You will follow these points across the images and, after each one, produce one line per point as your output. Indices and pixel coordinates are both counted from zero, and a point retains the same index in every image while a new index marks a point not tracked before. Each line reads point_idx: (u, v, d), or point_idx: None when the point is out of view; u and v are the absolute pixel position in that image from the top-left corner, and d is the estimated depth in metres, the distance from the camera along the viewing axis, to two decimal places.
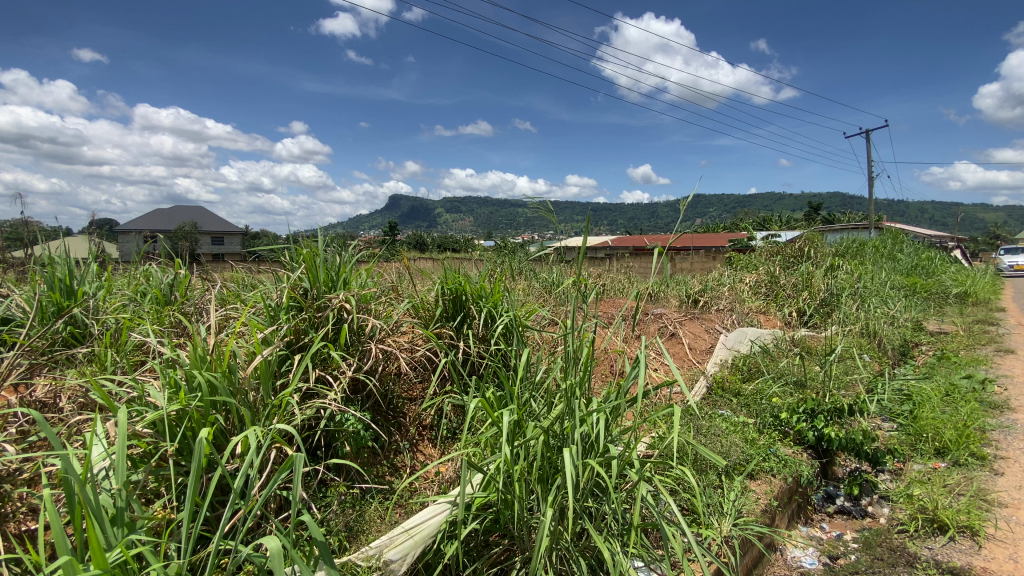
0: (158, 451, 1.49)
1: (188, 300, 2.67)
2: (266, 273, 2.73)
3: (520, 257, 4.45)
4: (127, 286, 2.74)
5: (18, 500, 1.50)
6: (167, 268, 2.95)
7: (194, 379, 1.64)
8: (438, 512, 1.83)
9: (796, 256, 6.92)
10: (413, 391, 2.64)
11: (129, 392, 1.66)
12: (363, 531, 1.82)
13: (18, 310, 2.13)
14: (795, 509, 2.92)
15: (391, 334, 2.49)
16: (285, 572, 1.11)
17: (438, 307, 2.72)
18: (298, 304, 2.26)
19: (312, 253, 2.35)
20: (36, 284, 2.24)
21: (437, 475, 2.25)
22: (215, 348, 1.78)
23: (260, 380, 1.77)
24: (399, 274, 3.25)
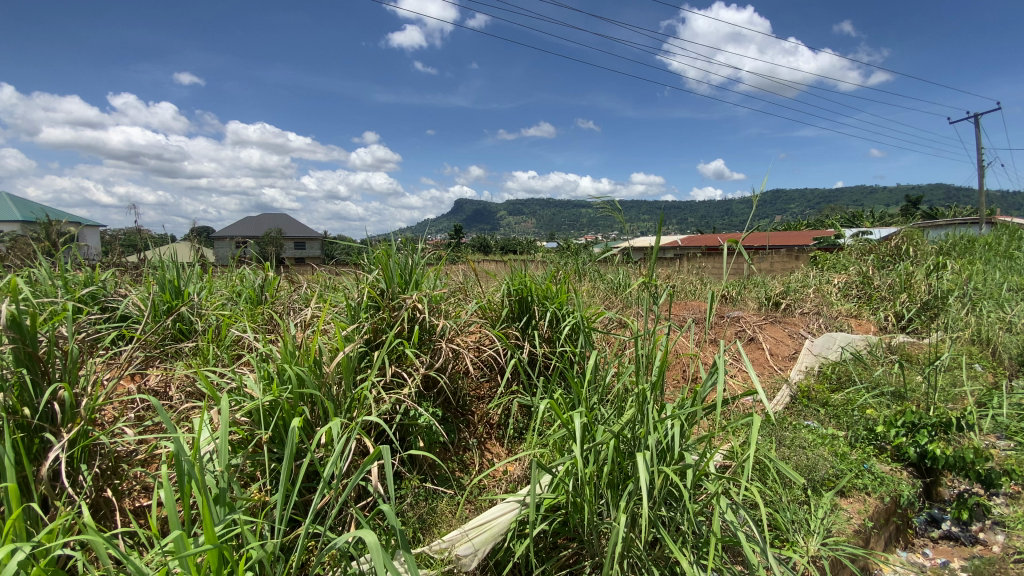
0: (254, 438, 1.61)
1: (276, 301, 2.88)
2: (344, 275, 2.88)
3: (586, 258, 4.39)
4: (224, 287, 2.99)
5: (135, 478, 1.68)
6: (257, 271, 3.19)
7: (285, 372, 1.77)
8: (509, 509, 1.83)
9: (891, 255, 6.32)
10: (481, 389, 2.68)
11: (229, 383, 1.81)
12: (436, 524, 1.87)
13: (136, 308, 2.40)
14: (893, 532, 2.66)
15: (460, 334, 2.55)
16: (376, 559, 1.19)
17: (504, 308, 2.74)
18: (374, 303, 2.37)
19: (388, 255, 2.45)
20: (151, 285, 2.50)
21: (505, 474, 2.25)
22: (302, 344, 1.91)
23: (343, 375, 1.88)
24: (466, 276, 3.32)
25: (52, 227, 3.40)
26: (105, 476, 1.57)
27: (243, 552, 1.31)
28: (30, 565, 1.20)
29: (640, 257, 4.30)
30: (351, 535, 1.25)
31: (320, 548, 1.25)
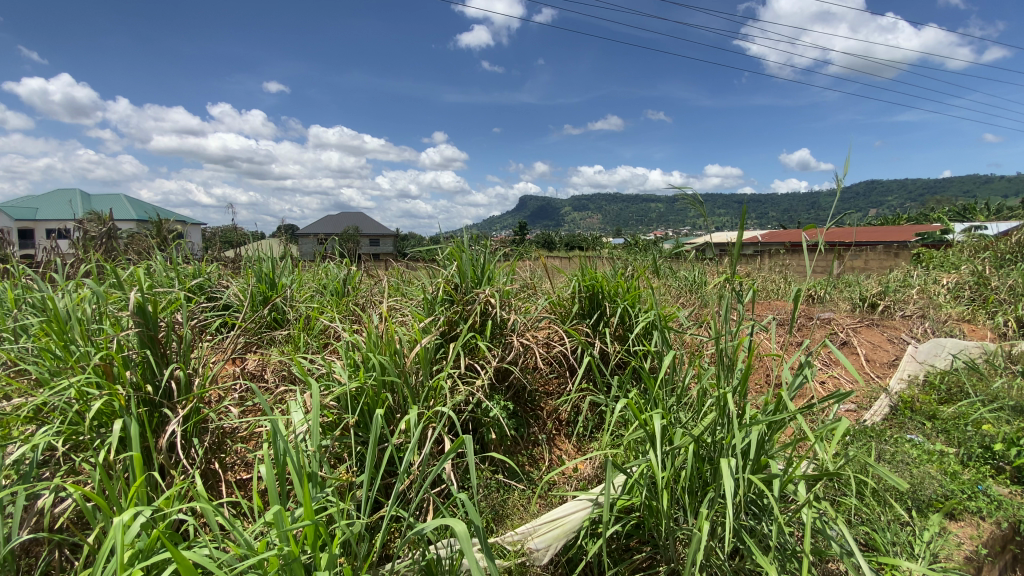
0: (342, 421, 1.72)
1: (357, 294, 3.02)
2: (420, 269, 2.98)
3: (659, 254, 4.24)
4: (311, 280, 3.19)
5: (237, 452, 1.83)
6: (340, 265, 3.37)
7: (370, 360, 1.86)
8: (582, 507, 1.80)
9: (1014, 253, 5.58)
10: (550, 385, 2.65)
11: (319, 369, 1.94)
12: (508, 516, 1.89)
13: (237, 298, 2.62)
14: (1012, 562, 2.36)
15: (530, 329, 2.55)
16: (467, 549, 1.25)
17: (574, 304, 2.70)
18: (449, 297, 2.43)
19: (461, 251, 2.50)
20: (250, 278, 2.72)
21: (575, 472, 2.21)
22: (384, 333, 2.00)
23: (420, 364, 1.94)
24: (535, 272, 3.30)
25: (167, 226, 3.78)
26: (213, 450, 1.73)
27: (331, 529, 1.39)
28: (152, 525, 1.34)
29: (718, 254, 4.09)
30: (438, 522, 1.33)
31: (407, 531, 1.33)
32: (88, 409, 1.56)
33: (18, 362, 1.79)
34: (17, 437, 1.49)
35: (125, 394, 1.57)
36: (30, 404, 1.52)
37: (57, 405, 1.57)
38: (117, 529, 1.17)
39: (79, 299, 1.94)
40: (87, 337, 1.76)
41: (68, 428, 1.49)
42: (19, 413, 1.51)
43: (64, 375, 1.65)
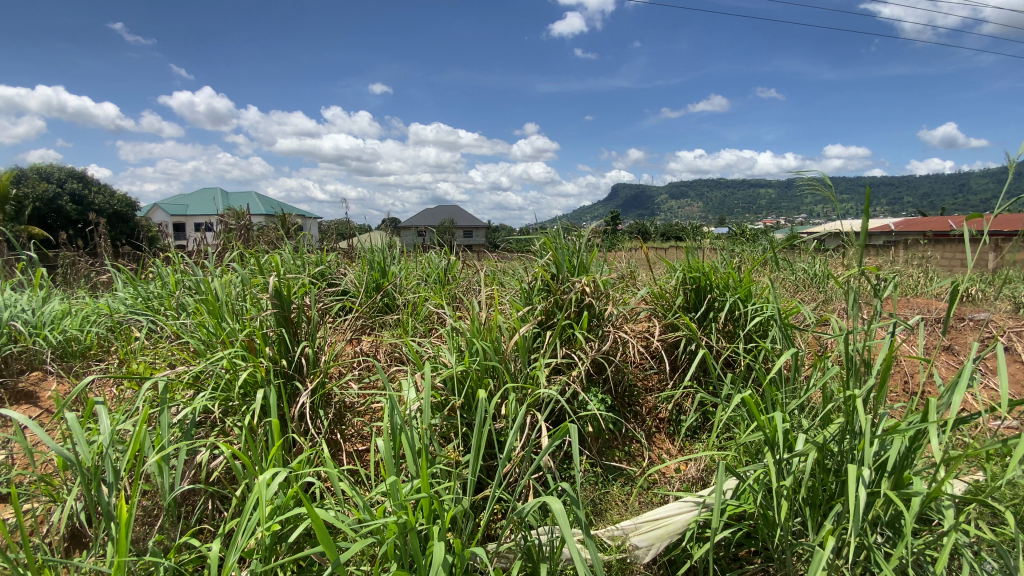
0: (449, 403, 1.80)
1: (457, 284, 3.13)
2: (518, 259, 3.02)
3: (771, 246, 3.91)
4: (415, 269, 3.36)
5: (355, 427, 1.98)
6: (442, 256, 3.53)
7: (473, 346, 1.92)
8: (686, 509, 1.73)
9: None
10: (650, 381, 2.51)
11: (428, 352, 2.04)
12: (607, 510, 1.86)
13: (351, 285, 2.83)
14: None
15: (628, 322, 2.48)
16: (568, 529, 1.30)
17: (678, 297, 2.54)
18: (546, 287, 2.41)
19: (558, 240, 2.47)
20: (364, 266, 2.94)
21: (678, 472, 2.09)
22: (486, 320, 2.06)
23: (520, 352, 1.97)
24: (633, 263, 3.18)
25: (291, 220, 4.20)
26: (335, 422, 1.89)
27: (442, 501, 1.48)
28: (286, 485, 1.49)
29: (842, 245, 3.68)
30: (538, 501, 1.39)
31: (514, 512, 1.37)
32: (235, 378, 1.77)
33: (180, 335, 2.09)
34: (181, 399, 1.74)
35: (266, 366, 1.77)
36: (191, 371, 1.76)
37: (211, 373, 1.80)
38: (261, 486, 1.32)
39: (227, 283, 2.22)
40: (233, 315, 2.00)
41: (221, 395, 1.71)
42: (182, 377, 1.75)
43: (216, 348, 1.89)
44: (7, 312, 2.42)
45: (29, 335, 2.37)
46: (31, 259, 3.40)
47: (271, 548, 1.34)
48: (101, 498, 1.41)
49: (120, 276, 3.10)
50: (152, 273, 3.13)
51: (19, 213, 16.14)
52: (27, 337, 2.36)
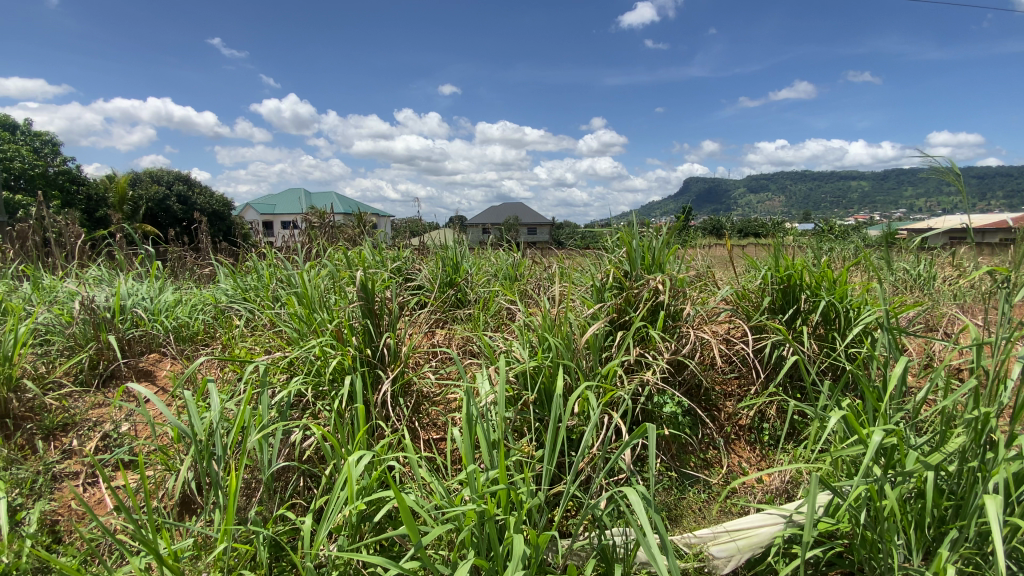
0: (523, 397, 1.82)
1: (527, 280, 3.15)
2: (589, 256, 2.98)
3: (867, 243, 3.59)
4: (486, 265, 3.42)
5: (431, 417, 2.04)
6: (511, 253, 3.56)
7: (546, 342, 1.92)
8: (772, 522, 1.64)
9: None
10: (729, 385, 2.39)
11: (502, 347, 2.06)
12: (683, 516, 1.79)
13: (425, 280, 2.92)
14: None
15: (708, 322, 2.37)
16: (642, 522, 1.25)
17: (764, 298, 2.39)
18: (619, 284, 2.34)
19: (633, 236, 2.40)
20: (438, 262, 3.03)
21: (760, 483, 1.98)
22: (559, 316, 2.05)
23: (593, 351, 1.94)
24: (711, 261, 3.04)
25: (368, 218, 4.41)
26: (413, 412, 1.97)
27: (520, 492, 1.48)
28: (371, 468, 1.58)
29: (953, 243, 3.31)
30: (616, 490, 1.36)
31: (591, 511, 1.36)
32: (326, 365, 1.91)
33: (275, 323, 2.27)
34: (277, 382, 1.88)
35: (352, 354, 1.89)
36: (288, 358, 1.91)
37: (304, 359, 1.95)
38: (350, 467, 1.41)
39: (316, 276, 2.38)
40: (322, 306, 2.14)
41: (313, 380, 1.84)
42: (279, 363, 1.90)
43: (307, 337, 2.03)
44: (131, 299, 2.73)
45: (148, 320, 2.66)
46: (149, 253, 3.82)
47: (357, 526, 1.43)
48: (211, 469, 1.57)
49: (221, 269, 3.41)
50: (248, 266, 3.41)
51: (134, 212, 18.11)
52: (147, 322, 2.65)
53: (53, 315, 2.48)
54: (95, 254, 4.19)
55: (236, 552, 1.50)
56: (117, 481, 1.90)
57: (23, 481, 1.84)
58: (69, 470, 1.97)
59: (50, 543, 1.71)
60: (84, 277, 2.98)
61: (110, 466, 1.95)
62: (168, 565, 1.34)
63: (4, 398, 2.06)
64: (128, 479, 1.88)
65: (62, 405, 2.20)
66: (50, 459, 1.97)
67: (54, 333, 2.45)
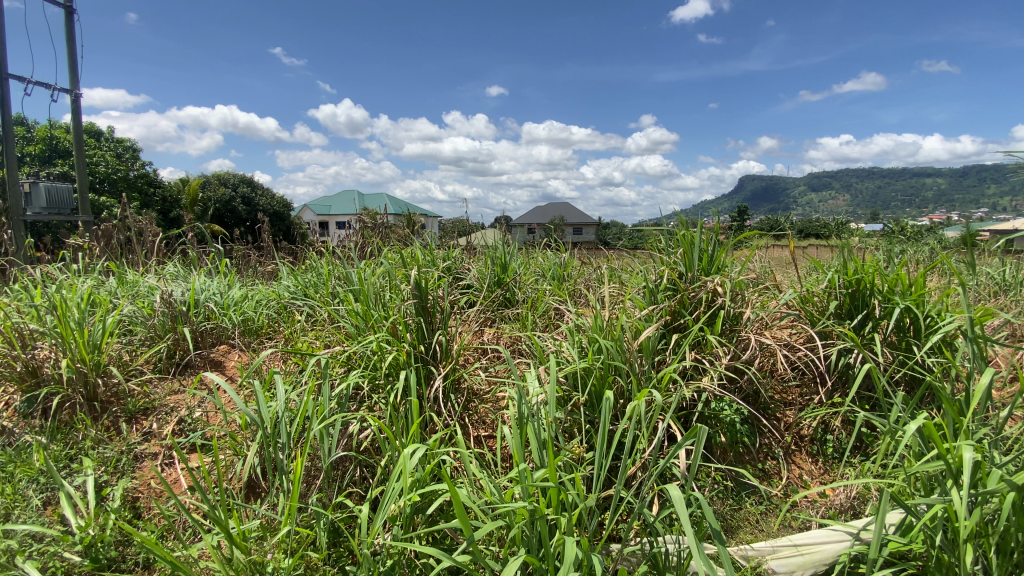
0: (574, 398, 1.81)
1: (576, 280, 3.13)
2: (640, 256, 2.93)
3: (943, 246, 3.35)
4: (535, 265, 3.43)
5: (481, 415, 2.07)
6: (560, 253, 3.55)
7: (598, 343, 1.90)
8: (838, 539, 1.57)
9: None
10: (790, 394, 2.28)
11: (552, 347, 2.06)
12: (739, 527, 1.73)
13: (475, 280, 2.96)
14: None
15: (768, 327, 2.27)
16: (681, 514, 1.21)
17: (830, 302, 2.26)
18: (674, 286, 2.28)
19: (689, 237, 2.33)
20: (487, 261, 3.07)
21: (823, 497, 1.88)
22: (610, 318, 2.03)
23: (646, 354, 1.90)
24: (770, 263, 2.91)
25: (418, 218, 4.52)
26: (464, 409, 2.00)
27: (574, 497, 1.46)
28: (424, 461, 1.63)
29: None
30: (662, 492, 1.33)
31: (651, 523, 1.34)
32: (382, 360, 1.98)
33: (334, 320, 2.37)
34: (336, 375, 1.97)
35: (406, 350, 1.95)
36: (347, 352, 2.00)
37: (362, 354, 2.03)
38: (405, 459, 1.45)
39: (372, 274, 2.46)
40: (378, 303, 2.22)
41: (370, 374, 1.91)
42: (339, 357, 1.99)
43: (364, 333, 2.11)
44: (204, 294, 2.93)
45: (219, 314, 2.84)
46: (218, 251, 4.07)
47: (411, 518, 1.47)
48: (277, 455, 1.65)
49: (284, 267, 3.59)
50: (307, 264, 3.57)
51: (203, 213, 19.36)
52: (218, 316, 2.83)
53: (137, 307, 2.69)
54: (170, 251, 4.50)
55: (297, 536, 1.58)
56: (192, 463, 2.04)
57: (110, 460, 2.01)
58: (149, 451, 2.12)
59: (133, 517, 1.85)
60: (163, 273, 3.22)
61: (185, 448, 2.10)
62: (237, 544, 1.43)
63: (94, 382, 2.25)
64: (201, 462, 2.01)
65: (143, 391, 2.39)
66: (133, 440, 2.13)
67: (137, 324, 2.65)
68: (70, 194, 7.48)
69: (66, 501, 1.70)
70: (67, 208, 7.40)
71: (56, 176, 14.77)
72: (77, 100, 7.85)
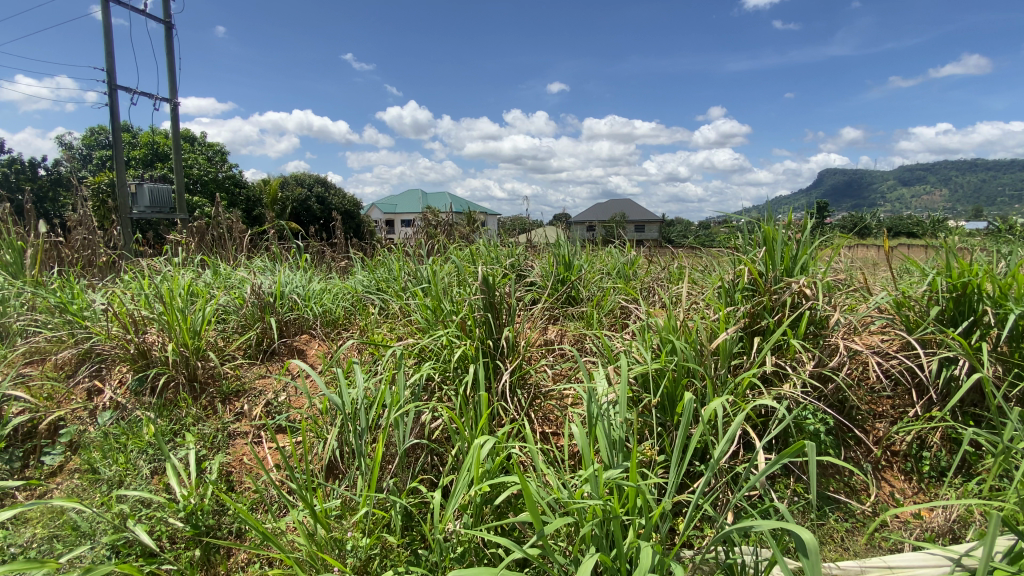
0: (646, 400, 1.78)
1: (644, 279, 3.08)
2: (713, 254, 2.82)
3: None
4: (600, 263, 3.41)
5: (549, 412, 2.09)
6: (625, 251, 3.50)
7: (670, 344, 1.86)
8: (936, 564, 1.44)
9: None
10: (881, 405, 2.12)
11: (623, 347, 2.04)
12: (822, 543, 1.63)
13: (540, 277, 2.98)
14: None
15: (857, 332, 2.12)
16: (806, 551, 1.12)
17: (931, 307, 2.08)
18: (752, 287, 2.18)
19: (768, 235, 2.21)
20: (553, 259, 3.07)
21: (918, 519, 1.74)
22: (684, 319, 1.97)
23: (722, 356, 1.83)
24: (858, 263, 2.72)
25: (481, 216, 4.61)
26: (532, 405, 2.03)
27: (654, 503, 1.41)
28: (493, 453, 1.66)
29: None
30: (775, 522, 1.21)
31: (737, 525, 1.25)
32: (452, 354, 2.05)
33: (407, 313, 2.47)
34: (410, 366, 2.05)
35: (476, 345, 2.01)
36: (420, 345, 2.09)
37: (434, 347, 2.10)
38: (476, 450, 1.49)
39: (443, 271, 2.54)
40: (449, 299, 2.29)
41: (442, 366, 1.98)
42: (412, 349, 2.08)
43: (435, 327, 2.19)
44: (289, 287, 3.14)
45: (302, 306, 3.05)
46: (298, 247, 4.35)
47: (481, 508, 1.51)
48: (356, 439, 1.75)
49: (358, 262, 3.78)
50: (378, 260, 3.74)
51: (280, 211, 20.73)
52: (300, 307, 3.04)
53: (230, 297, 2.93)
54: (255, 246, 4.85)
55: (374, 517, 1.66)
56: (279, 442, 2.20)
57: (208, 436, 2.21)
58: (241, 430, 2.31)
59: (227, 489, 2.02)
60: (251, 267, 3.48)
61: (273, 429, 2.27)
62: (320, 521, 1.52)
63: (194, 364, 2.48)
64: (287, 442, 2.17)
65: (235, 374, 2.60)
66: (227, 419, 2.33)
67: (230, 313, 2.89)
68: (169, 194, 8.24)
69: (172, 471, 1.89)
70: (166, 207, 8.16)
71: (156, 178, 16.33)
72: (174, 108, 8.62)
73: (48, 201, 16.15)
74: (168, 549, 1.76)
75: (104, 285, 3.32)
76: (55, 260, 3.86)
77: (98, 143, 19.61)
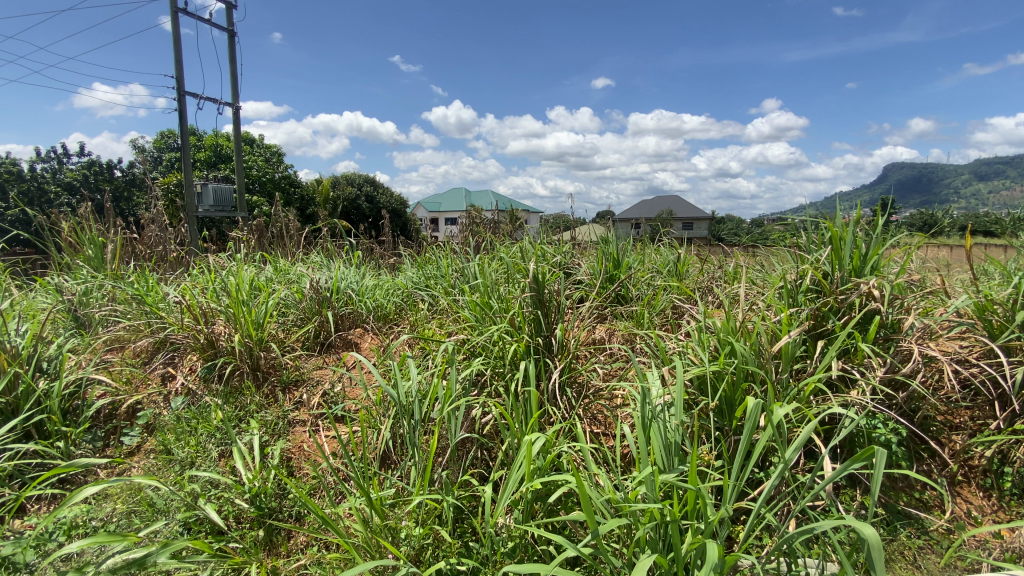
0: (702, 403, 1.74)
1: (696, 278, 3.00)
2: (771, 254, 2.71)
3: None
4: (649, 261, 3.34)
5: (599, 411, 2.08)
6: (676, 249, 3.41)
7: (728, 346, 1.80)
8: None
9: None
10: (958, 417, 1.98)
11: (677, 348, 1.99)
12: (890, 559, 1.55)
13: (589, 275, 2.96)
14: None
15: (932, 338, 1.99)
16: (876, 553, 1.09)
17: (1020, 312, 1.91)
18: (816, 288, 2.09)
19: (834, 234, 2.10)
20: (602, 257, 3.04)
21: (998, 539, 1.61)
22: (742, 321, 1.91)
23: (783, 360, 1.76)
24: (934, 264, 2.54)
25: (527, 213, 4.62)
26: (582, 404, 2.02)
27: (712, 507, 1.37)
28: (544, 450, 1.67)
29: None
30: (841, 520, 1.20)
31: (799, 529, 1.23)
32: (503, 351, 2.07)
33: (458, 310, 2.51)
34: (462, 362, 2.09)
35: (527, 342, 2.02)
36: (471, 341, 2.12)
37: (485, 344, 2.13)
38: (528, 447, 1.50)
39: (493, 268, 2.57)
40: (500, 297, 2.31)
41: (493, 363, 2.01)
42: (464, 345, 2.11)
43: (487, 324, 2.21)
44: (344, 282, 3.26)
45: (356, 301, 3.16)
46: (351, 244, 4.51)
47: (531, 504, 1.52)
48: (410, 432, 1.80)
49: (408, 259, 3.88)
50: (428, 256, 3.82)
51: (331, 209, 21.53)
52: (355, 302, 3.15)
53: (290, 292, 3.07)
54: (311, 243, 5.07)
55: (426, 507, 1.71)
56: (336, 432, 2.30)
57: (271, 423, 2.34)
58: (300, 419, 2.42)
59: (288, 474, 2.13)
60: (308, 263, 3.64)
61: (331, 419, 2.37)
62: (375, 508, 1.57)
63: (257, 355, 2.62)
64: (343, 432, 2.26)
65: (295, 365, 2.73)
66: (288, 408, 2.45)
67: (290, 307, 3.03)
68: (232, 194, 8.74)
69: (238, 455, 2.01)
70: (229, 206, 8.65)
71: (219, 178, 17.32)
72: (237, 112, 9.11)
73: (124, 201, 17.42)
74: (235, 528, 1.88)
75: (177, 279, 3.56)
76: (133, 255, 4.18)
77: (168, 146, 21.02)
